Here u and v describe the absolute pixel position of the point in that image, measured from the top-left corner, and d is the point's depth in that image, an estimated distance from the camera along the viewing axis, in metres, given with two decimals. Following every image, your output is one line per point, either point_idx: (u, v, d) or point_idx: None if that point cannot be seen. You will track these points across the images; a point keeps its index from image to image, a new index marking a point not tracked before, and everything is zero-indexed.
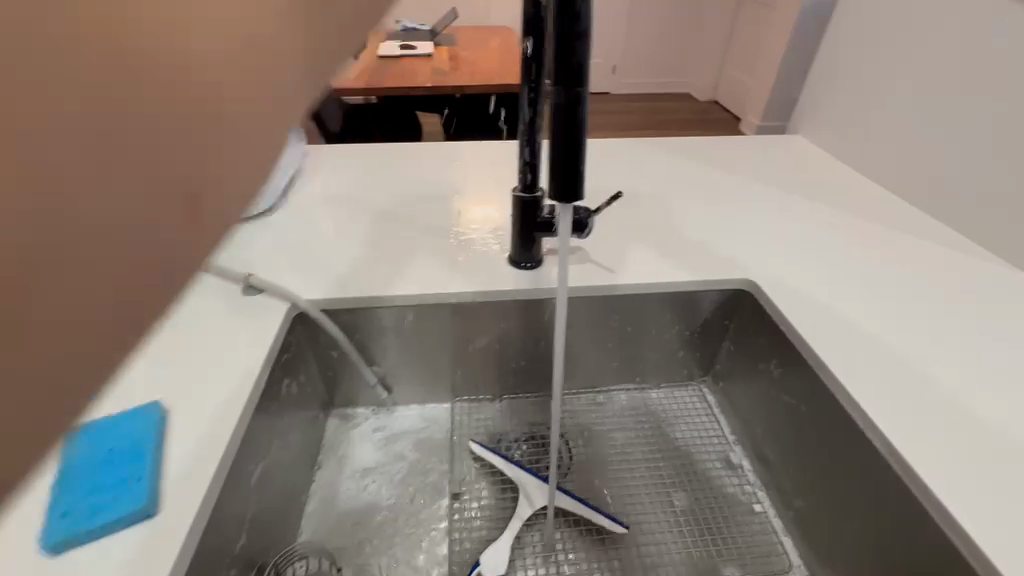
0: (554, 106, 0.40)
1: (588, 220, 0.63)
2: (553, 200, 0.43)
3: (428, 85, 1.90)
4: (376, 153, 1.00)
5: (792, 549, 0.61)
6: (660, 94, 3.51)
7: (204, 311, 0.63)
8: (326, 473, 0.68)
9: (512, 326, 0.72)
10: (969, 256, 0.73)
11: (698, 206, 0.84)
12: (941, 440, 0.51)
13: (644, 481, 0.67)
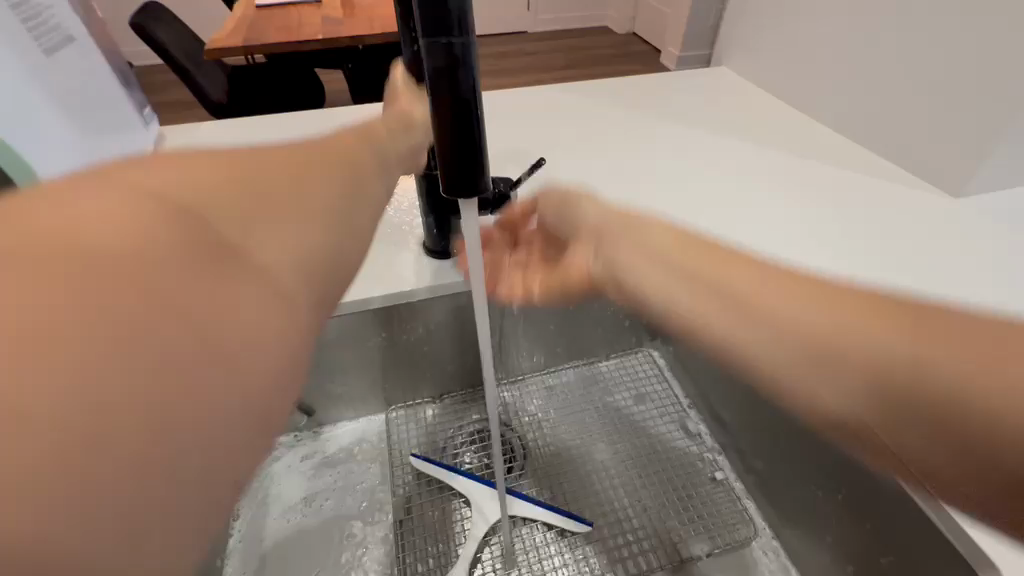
0: (432, 69, 0.29)
1: (509, 194, 0.54)
2: (448, 197, 0.33)
3: (319, 38, 1.65)
4: (253, 130, 0.83)
5: (756, 512, 0.60)
6: (577, 30, 3.35)
7: None
8: (246, 523, 0.58)
9: (440, 323, 0.63)
10: (904, 187, 0.72)
11: (631, 156, 0.77)
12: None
13: (603, 466, 0.63)
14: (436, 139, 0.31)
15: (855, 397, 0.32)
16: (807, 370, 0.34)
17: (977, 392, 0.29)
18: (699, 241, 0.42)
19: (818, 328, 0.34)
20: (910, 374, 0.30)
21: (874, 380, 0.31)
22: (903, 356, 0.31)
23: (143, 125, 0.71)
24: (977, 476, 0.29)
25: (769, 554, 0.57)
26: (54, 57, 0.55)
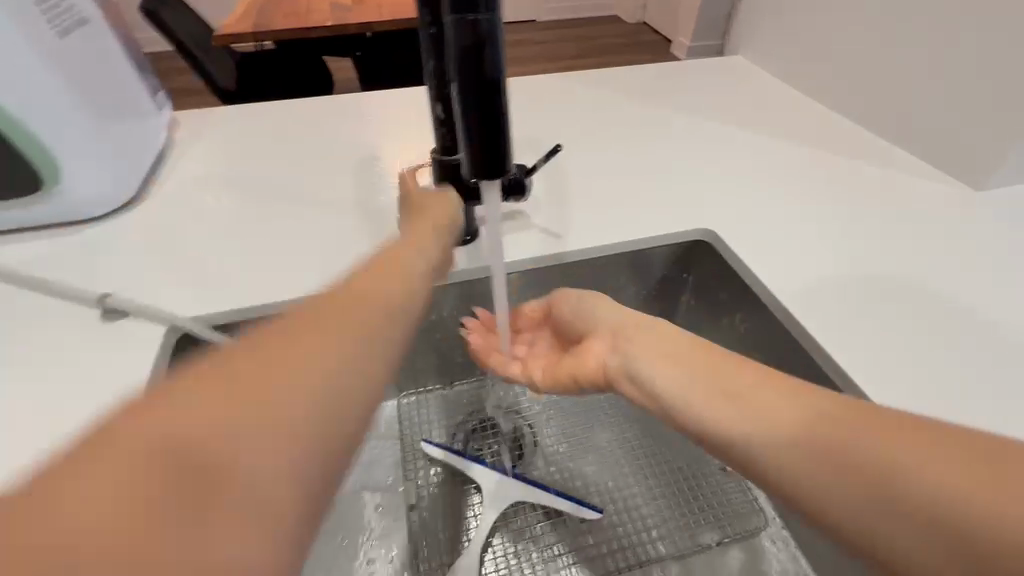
0: (457, 48, 0.29)
1: (525, 181, 0.54)
2: (472, 179, 0.33)
3: (328, 25, 1.64)
4: (264, 116, 0.83)
5: (766, 503, 0.60)
6: (587, 20, 3.31)
7: (52, 348, 0.49)
8: None
9: (452, 311, 0.63)
10: (921, 179, 0.70)
11: (645, 147, 0.76)
12: (907, 385, 0.47)
13: (613, 455, 0.63)
14: (461, 118, 0.31)
15: (850, 493, 0.30)
16: (810, 468, 0.31)
17: (978, 518, 0.26)
18: (700, 347, 0.41)
19: (806, 425, 0.33)
20: (912, 483, 0.28)
21: (869, 483, 0.29)
22: (914, 475, 0.28)
23: (158, 110, 0.71)
24: None
25: (778, 543, 0.57)
26: (69, 39, 0.54)
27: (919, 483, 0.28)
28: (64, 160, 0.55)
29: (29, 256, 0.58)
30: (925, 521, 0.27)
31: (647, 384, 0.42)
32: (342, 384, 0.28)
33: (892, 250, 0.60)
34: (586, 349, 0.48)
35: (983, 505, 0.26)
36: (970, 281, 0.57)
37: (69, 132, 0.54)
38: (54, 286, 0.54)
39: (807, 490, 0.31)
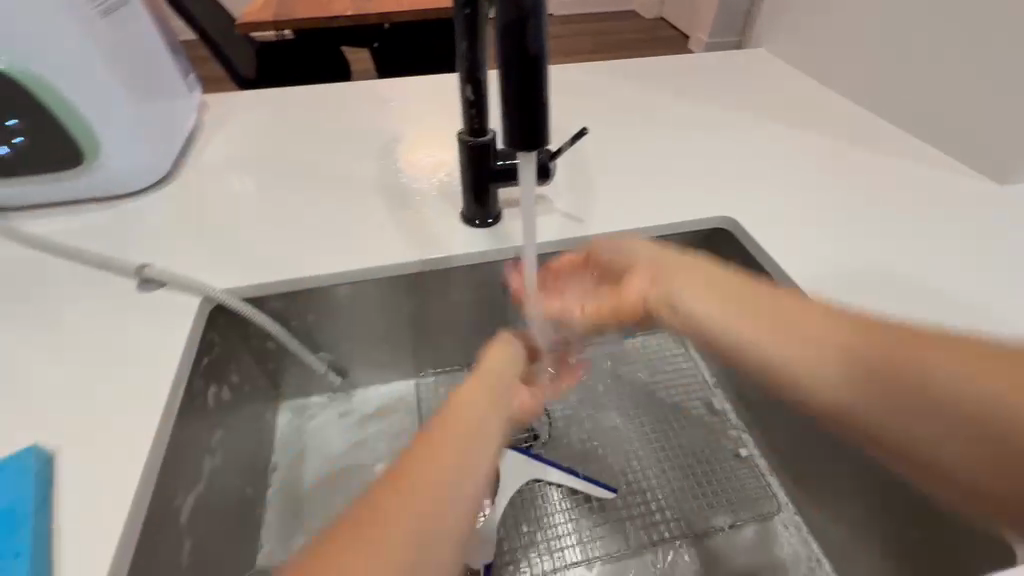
0: (504, 21, 0.30)
1: (551, 164, 0.55)
2: (508, 151, 0.34)
3: (349, 14, 1.65)
4: (291, 100, 0.84)
5: (779, 489, 0.60)
6: (605, 14, 3.29)
7: (92, 314, 0.51)
8: (283, 474, 0.60)
9: (474, 292, 0.64)
10: (947, 173, 0.69)
11: (666, 135, 0.76)
12: None
13: (628, 438, 0.64)
14: (502, 92, 0.32)
15: (858, 392, 0.41)
16: (859, 385, 0.41)
17: (997, 401, 0.37)
18: (736, 280, 0.48)
19: (842, 344, 0.43)
20: (948, 382, 0.39)
21: (897, 390, 0.40)
22: (938, 373, 0.39)
23: (190, 91, 0.73)
24: (970, 441, 0.38)
25: (790, 528, 0.58)
26: (112, 16, 0.56)
27: (951, 379, 0.39)
28: (104, 135, 0.57)
29: (68, 229, 0.60)
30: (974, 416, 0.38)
31: (687, 311, 0.48)
32: (446, 510, 0.33)
33: (888, 249, 0.59)
34: (626, 284, 0.53)
35: (976, 420, 0.38)
36: (966, 280, 0.56)
37: (108, 109, 0.56)
38: (94, 257, 0.56)
39: (842, 401, 0.42)
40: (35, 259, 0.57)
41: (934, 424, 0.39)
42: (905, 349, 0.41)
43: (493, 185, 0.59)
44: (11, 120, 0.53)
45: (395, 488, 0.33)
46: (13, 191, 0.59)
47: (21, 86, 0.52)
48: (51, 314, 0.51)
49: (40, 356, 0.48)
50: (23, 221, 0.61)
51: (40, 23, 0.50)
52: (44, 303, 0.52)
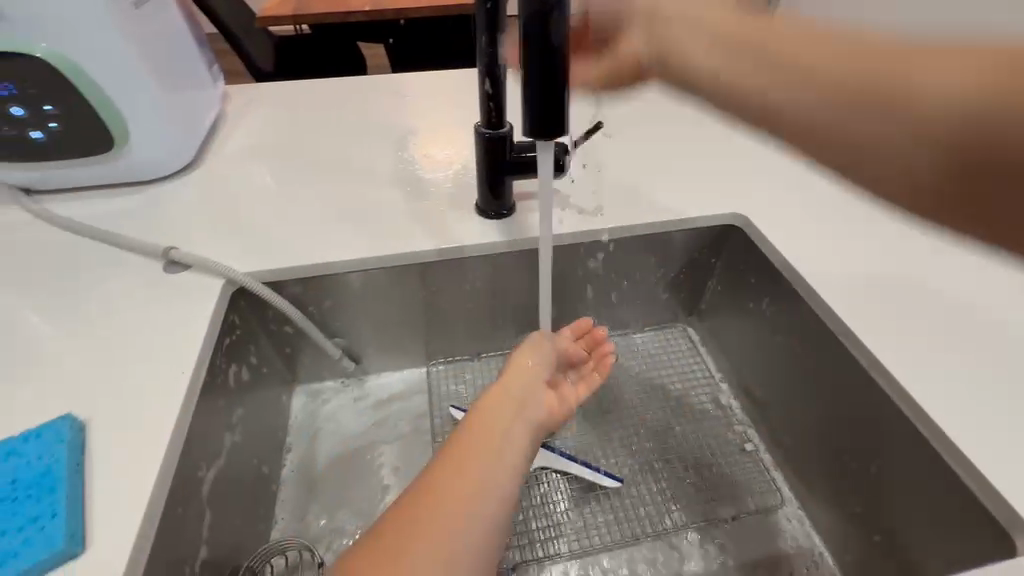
0: (529, 12, 0.31)
1: (565, 158, 0.56)
2: (528, 138, 0.35)
3: (366, 9, 1.66)
4: (310, 93, 0.86)
5: (784, 484, 0.61)
6: None
7: (121, 294, 0.53)
8: (297, 455, 0.62)
9: (486, 281, 0.65)
10: None
11: (678, 133, 0.77)
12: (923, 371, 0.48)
13: (633, 430, 0.65)
14: (523, 83, 0.33)
15: (857, 107, 0.33)
16: (851, 108, 0.33)
17: (984, 127, 0.29)
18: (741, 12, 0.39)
19: (840, 67, 0.34)
20: (929, 93, 0.31)
21: (900, 131, 0.32)
22: (939, 101, 0.30)
23: (214, 82, 0.75)
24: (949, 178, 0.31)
25: (794, 521, 0.58)
26: (144, 8, 0.58)
27: (917, 137, 0.31)
28: (134, 122, 0.59)
29: (97, 212, 0.63)
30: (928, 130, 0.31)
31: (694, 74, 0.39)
32: (466, 527, 0.37)
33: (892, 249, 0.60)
34: (621, 45, 0.43)
35: (900, 110, 0.32)
36: (967, 280, 0.56)
37: (137, 97, 0.58)
38: (121, 239, 0.58)
39: (797, 107, 0.36)
40: (65, 240, 0.59)
41: (901, 124, 0.32)
42: (909, 76, 0.32)
43: (509, 177, 0.60)
44: (47, 106, 0.55)
45: (425, 502, 0.37)
46: (45, 175, 0.62)
47: (57, 73, 0.53)
48: (81, 293, 0.53)
49: (71, 334, 0.50)
50: (55, 204, 0.63)
51: (78, 14, 0.52)
52: (74, 283, 0.54)
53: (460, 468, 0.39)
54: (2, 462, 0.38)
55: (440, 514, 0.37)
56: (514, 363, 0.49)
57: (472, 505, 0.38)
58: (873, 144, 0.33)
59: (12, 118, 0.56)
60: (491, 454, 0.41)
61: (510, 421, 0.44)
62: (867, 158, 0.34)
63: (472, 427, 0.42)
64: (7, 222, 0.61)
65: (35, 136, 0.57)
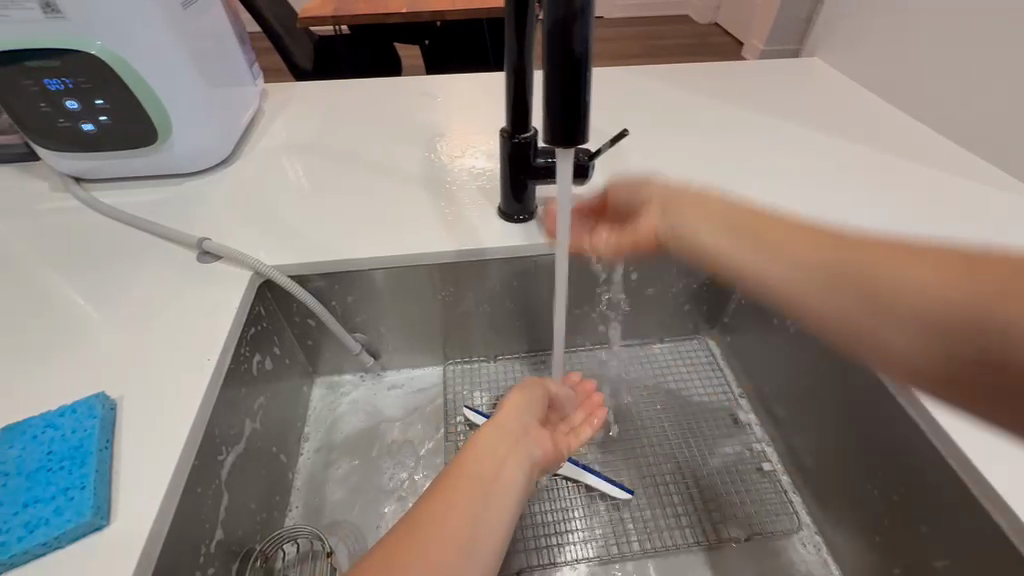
0: (553, 20, 0.31)
1: (589, 163, 0.56)
2: (549, 146, 0.35)
3: (403, 9, 1.68)
4: (342, 92, 0.88)
5: (801, 507, 0.59)
6: (657, 17, 3.23)
7: (155, 282, 0.56)
8: (314, 444, 0.64)
9: (506, 283, 0.65)
10: (1006, 191, 0.66)
11: (707, 141, 0.75)
12: None
13: (647, 441, 0.64)
14: (546, 92, 0.33)
15: (848, 300, 0.44)
16: (839, 297, 0.45)
17: (934, 296, 0.39)
18: (743, 213, 0.52)
19: (832, 260, 0.45)
20: (878, 290, 0.43)
21: (897, 314, 0.42)
22: (876, 274, 0.43)
23: (253, 80, 0.78)
24: (919, 335, 0.40)
25: (809, 547, 0.56)
26: (191, 8, 0.60)
27: (918, 291, 0.40)
28: (177, 117, 0.62)
29: (139, 202, 0.66)
30: (920, 318, 0.40)
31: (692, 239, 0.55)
32: (468, 536, 0.36)
33: None
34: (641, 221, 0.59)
35: (974, 282, 0.38)
36: None
37: (180, 92, 0.60)
38: (158, 229, 0.61)
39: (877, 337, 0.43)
40: (107, 228, 0.62)
41: (974, 341, 0.37)
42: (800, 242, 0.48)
43: (532, 181, 0.60)
44: (98, 100, 0.58)
45: (437, 498, 0.38)
46: (92, 165, 0.65)
47: (107, 68, 0.56)
48: (119, 279, 0.56)
49: (107, 318, 0.52)
50: (101, 193, 0.67)
51: (130, 14, 0.54)
52: (114, 268, 0.57)
53: (467, 473, 0.40)
54: (39, 434, 0.41)
55: (447, 509, 0.37)
56: (515, 395, 0.49)
57: (472, 518, 0.37)
58: (853, 298, 0.44)
59: (66, 111, 0.59)
60: (487, 475, 0.41)
61: (506, 450, 0.44)
62: (886, 328, 0.42)
63: (472, 442, 0.43)
64: (57, 209, 0.65)
65: (87, 128, 0.61)
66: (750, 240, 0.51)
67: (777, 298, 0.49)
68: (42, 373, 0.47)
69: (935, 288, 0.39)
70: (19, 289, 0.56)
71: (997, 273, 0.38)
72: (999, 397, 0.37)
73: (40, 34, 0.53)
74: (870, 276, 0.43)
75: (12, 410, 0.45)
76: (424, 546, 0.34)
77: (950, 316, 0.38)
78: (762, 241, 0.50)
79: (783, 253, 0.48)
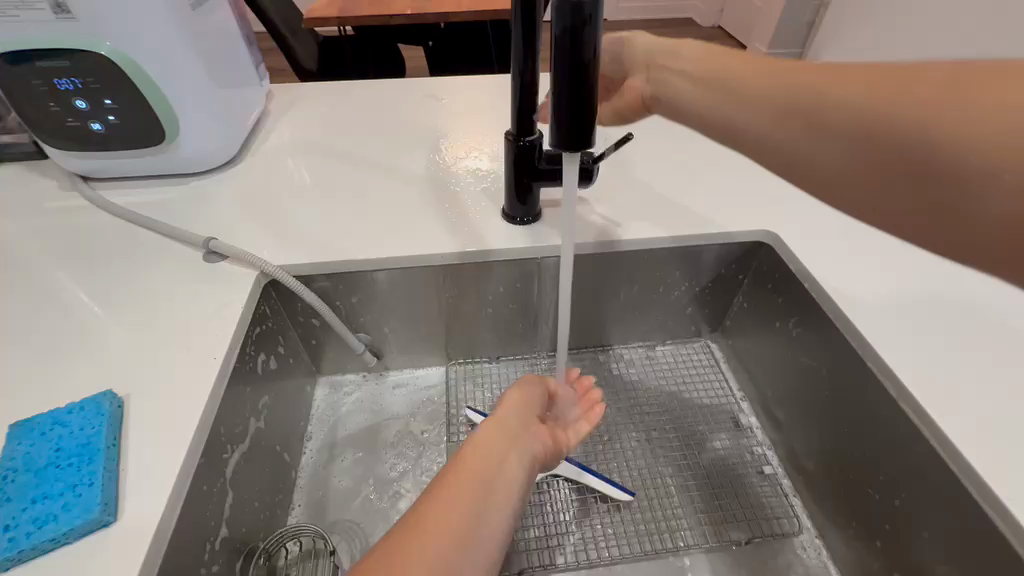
0: (561, 26, 0.32)
1: (593, 167, 0.56)
2: (555, 150, 0.35)
3: (407, 10, 1.69)
4: (347, 94, 0.89)
5: (802, 511, 0.59)
6: (660, 20, 3.24)
7: (162, 281, 0.56)
8: (316, 443, 0.64)
9: (508, 284, 0.65)
10: None
11: (709, 146, 0.76)
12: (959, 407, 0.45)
13: (649, 444, 0.64)
14: (553, 95, 0.34)
15: (831, 144, 0.39)
16: (786, 127, 0.41)
17: (910, 122, 0.35)
18: (720, 53, 0.47)
19: (789, 89, 0.41)
20: (828, 107, 0.39)
21: (823, 126, 0.39)
22: (841, 101, 0.38)
23: (260, 81, 0.79)
24: (873, 158, 0.37)
25: (810, 550, 0.56)
26: (200, 9, 0.61)
27: (869, 120, 0.37)
28: (185, 117, 0.62)
29: (145, 201, 0.66)
30: (886, 150, 0.37)
31: (666, 97, 0.51)
32: (470, 527, 0.37)
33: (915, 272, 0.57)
34: (627, 85, 0.55)
35: (938, 120, 0.34)
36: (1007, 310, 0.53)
37: (188, 92, 0.61)
38: (164, 228, 0.61)
39: (817, 158, 0.40)
40: (113, 227, 0.63)
41: (928, 197, 0.36)
42: (760, 80, 0.43)
43: (537, 184, 0.60)
44: (107, 99, 0.59)
45: (440, 490, 0.38)
46: (99, 164, 0.65)
47: (117, 68, 0.56)
48: (125, 278, 0.57)
49: (114, 316, 0.53)
50: (108, 191, 0.68)
51: (142, 16, 0.55)
52: (120, 267, 0.58)
53: (468, 466, 0.41)
54: (47, 431, 0.41)
55: (448, 499, 0.38)
56: (514, 392, 0.50)
57: (473, 510, 0.38)
58: (811, 153, 0.40)
59: (75, 111, 0.60)
60: (489, 470, 0.41)
61: (506, 446, 0.44)
62: (831, 170, 0.40)
63: (473, 437, 0.43)
64: (64, 207, 0.66)
65: (96, 127, 0.61)
66: (718, 89, 0.45)
67: (744, 147, 0.45)
68: (48, 369, 0.48)
69: (886, 100, 0.36)
70: (26, 287, 0.56)
71: (990, 92, 0.34)
72: (995, 254, 0.35)
73: (52, 35, 0.54)
74: (811, 102, 0.40)
75: (20, 407, 0.45)
76: (429, 530, 0.35)
77: (926, 151, 0.35)
78: (736, 92, 0.44)
79: (739, 87, 0.44)
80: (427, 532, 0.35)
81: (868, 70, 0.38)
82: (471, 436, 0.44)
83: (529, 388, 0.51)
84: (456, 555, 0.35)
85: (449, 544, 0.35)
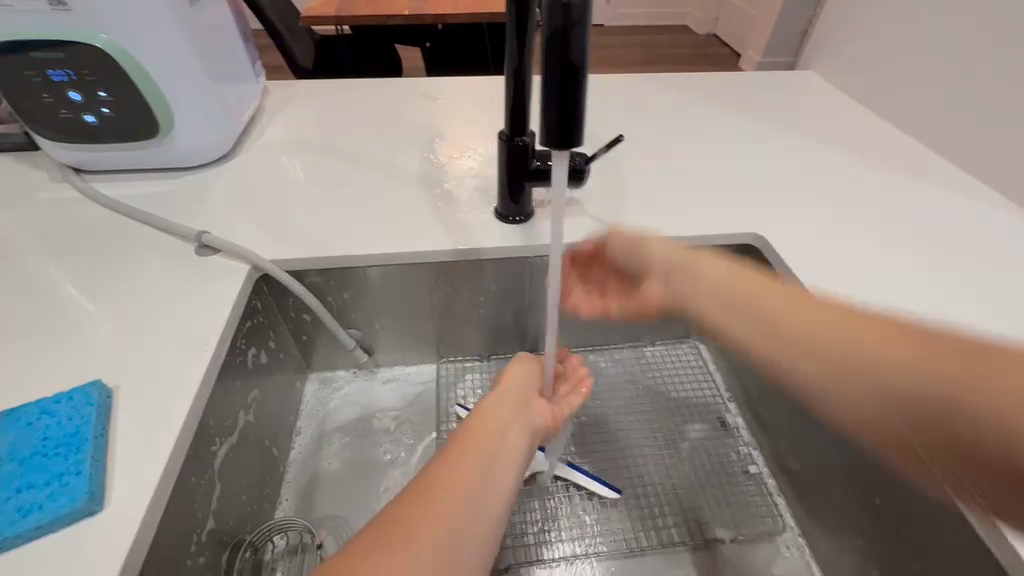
0: (552, 26, 0.32)
1: (585, 167, 0.57)
2: (546, 147, 0.36)
3: (406, 10, 1.69)
4: (343, 92, 0.89)
5: (786, 510, 0.60)
6: (657, 28, 3.27)
7: (152, 274, 0.56)
8: (305, 438, 0.64)
9: (500, 283, 0.66)
10: (993, 207, 0.67)
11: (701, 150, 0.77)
12: None
13: (637, 441, 0.65)
14: (544, 94, 0.34)
15: (893, 367, 0.37)
16: (848, 397, 0.40)
17: (889, 370, 0.37)
18: (747, 278, 0.46)
19: (819, 352, 0.41)
20: (875, 371, 0.38)
21: (871, 390, 0.39)
22: (882, 360, 0.38)
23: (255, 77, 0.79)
24: (945, 444, 0.36)
25: (792, 549, 0.57)
26: (197, 4, 0.61)
27: (913, 384, 0.36)
28: (179, 111, 0.62)
29: (138, 194, 0.66)
30: (971, 394, 0.34)
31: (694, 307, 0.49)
32: (476, 492, 0.37)
33: (900, 276, 0.58)
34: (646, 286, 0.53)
35: (969, 393, 0.34)
36: (988, 315, 0.54)
37: (182, 85, 0.61)
38: (156, 221, 0.61)
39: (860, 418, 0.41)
40: (104, 219, 0.63)
41: (951, 448, 0.36)
42: (793, 324, 0.43)
43: (529, 183, 0.61)
44: (101, 92, 0.59)
45: (446, 459, 0.39)
46: (91, 156, 0.65)
47: (111, 60, 0.56)
48: (116, 271, 0.56)
49: (104, 308, 0.53)
50: (100, 184, 0.67)
51: (138, 8, 0.55)
52: (110, 260, 0.58)
53: (472, 436, 0.41)
54: (34, 421, 0.41)
55: (455, 464, 0.38)
56: (510, 369, 0.51)
57: (480, 475, 0.38)
58: (866, 358, 0.39)
59: (69, 102, 0.59)
60: (494, 439, 0.42)
61: (508, 418, 0.45)
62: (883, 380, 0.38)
63: (477, 411, 0.44)
64: (55, 199, 0.65)
65: (89, 119, 0.61)
66: (736, 302, 0.46)
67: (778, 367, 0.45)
68: (36, 360, 0.48)
69: (923, 368, 0.36)
70: (15, 277, 0.56)
71: (928, 351, 0.36)
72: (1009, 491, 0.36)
73: (45, 26, 0.54)
74: (842, 361, 0.40)
75: (8, 396, 0.45)
76: (435, 495, 0.36)
77: (935, 401, 0.35)
78: (790, 345, 0.43)
79: (794, 337, 0.42)
80: (434, 499, 0.36)
81: (926, 349, 0.37)
82: (475, 410, 0.45)
83: (525, 366, 0.52)
84: (462, 515, 0.36)
85: (455, 507, 0.36)
